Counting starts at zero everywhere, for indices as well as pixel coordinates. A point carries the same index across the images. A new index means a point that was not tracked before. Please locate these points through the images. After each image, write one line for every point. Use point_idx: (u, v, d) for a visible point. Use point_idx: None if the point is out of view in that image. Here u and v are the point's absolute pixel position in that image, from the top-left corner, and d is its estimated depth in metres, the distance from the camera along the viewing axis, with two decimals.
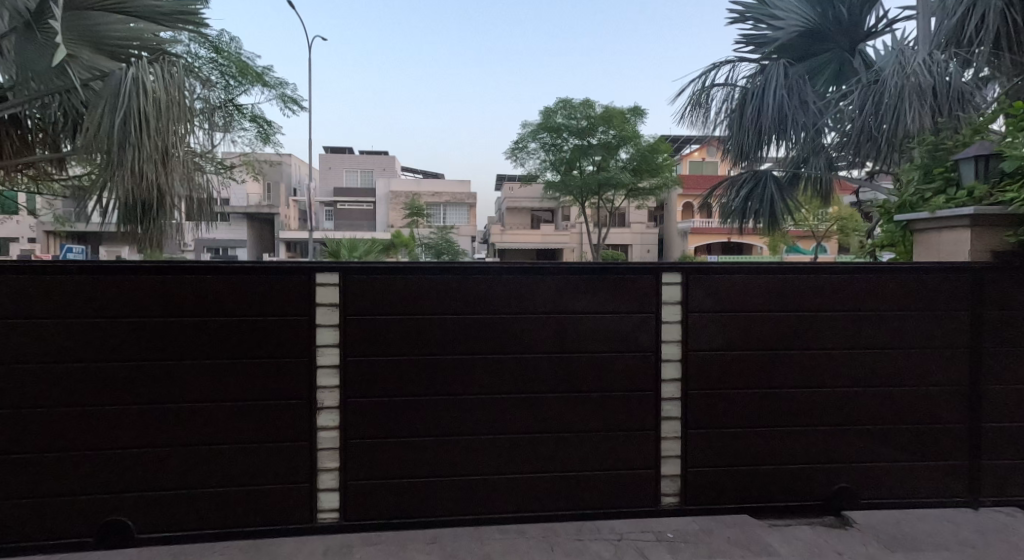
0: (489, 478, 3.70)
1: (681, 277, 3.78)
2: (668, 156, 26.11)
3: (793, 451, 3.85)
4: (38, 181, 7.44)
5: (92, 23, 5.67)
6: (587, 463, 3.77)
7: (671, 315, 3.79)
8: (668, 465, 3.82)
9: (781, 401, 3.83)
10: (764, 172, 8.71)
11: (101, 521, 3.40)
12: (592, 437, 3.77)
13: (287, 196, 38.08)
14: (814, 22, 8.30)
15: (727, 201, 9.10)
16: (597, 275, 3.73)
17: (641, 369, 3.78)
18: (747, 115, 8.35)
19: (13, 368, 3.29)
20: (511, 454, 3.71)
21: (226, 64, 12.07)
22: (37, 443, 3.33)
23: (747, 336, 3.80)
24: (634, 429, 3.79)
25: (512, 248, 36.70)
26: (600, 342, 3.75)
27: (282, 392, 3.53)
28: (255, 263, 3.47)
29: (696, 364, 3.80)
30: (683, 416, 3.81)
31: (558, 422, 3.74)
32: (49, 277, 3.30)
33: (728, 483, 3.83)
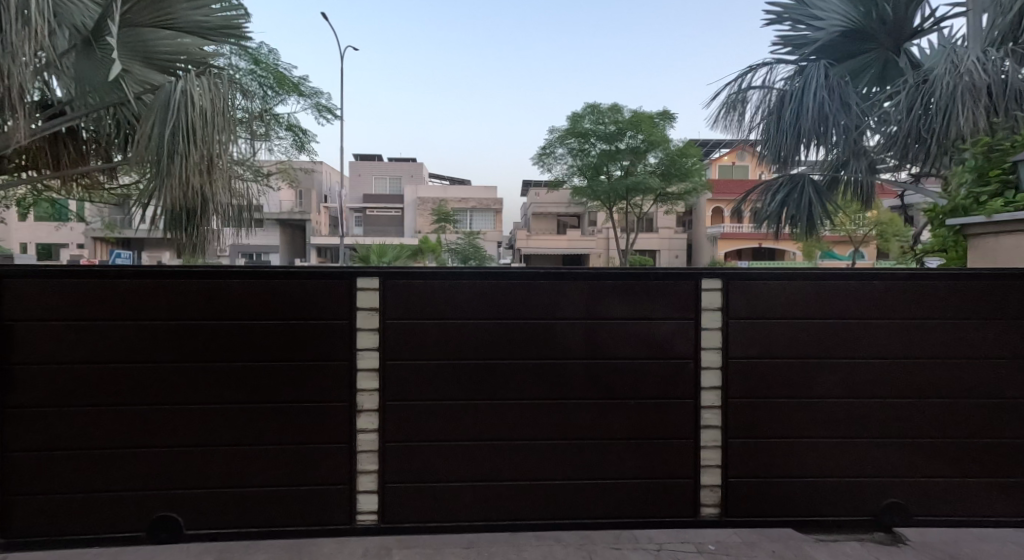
0: (524, 484, 3.68)
1: (721, 282, 3.72)
2: (699, 161, 25.83)
3: (840, 462, 3.74)
4: (88, 191, 7.71)
5: (142, 38, 5.90)
6: (626, 471, 3.72)
7: (711, 322, 3.73)
8: (708, 475, 3.75)
9: (825, 410, 3.73)
10: (801, 176, 8.50)
11: (149, 518, 3.49)
12: (630, 444, 3.72)
13: (318, 203, 38.75)
14: (857, 22, 8.03)
15: (762, 204, 8.93)
16: (635, 279, 3.70)
17: (681, 376, 3.72)
18: (785, 116, 8.16)
19: (71, 367, 3.41)
20: (546, 460, 3.69)
21: (265, 74, 12.33)
22: (91, 439, 3.44)
23: (790, 343, 3.72)
24: (674, 437, 3.73)
25: (539, 254, 36.78)
26: (638, 349, 3.71)
27: (322, 395, 3.58)
28: (298, 268, 3.55)
29: (735, 371, 3.72)
30: (724, 424, 3.73)
31: (596, 428, 3.71)
32: (106, 281, 3.43)
33: (772, 494, 3.74)
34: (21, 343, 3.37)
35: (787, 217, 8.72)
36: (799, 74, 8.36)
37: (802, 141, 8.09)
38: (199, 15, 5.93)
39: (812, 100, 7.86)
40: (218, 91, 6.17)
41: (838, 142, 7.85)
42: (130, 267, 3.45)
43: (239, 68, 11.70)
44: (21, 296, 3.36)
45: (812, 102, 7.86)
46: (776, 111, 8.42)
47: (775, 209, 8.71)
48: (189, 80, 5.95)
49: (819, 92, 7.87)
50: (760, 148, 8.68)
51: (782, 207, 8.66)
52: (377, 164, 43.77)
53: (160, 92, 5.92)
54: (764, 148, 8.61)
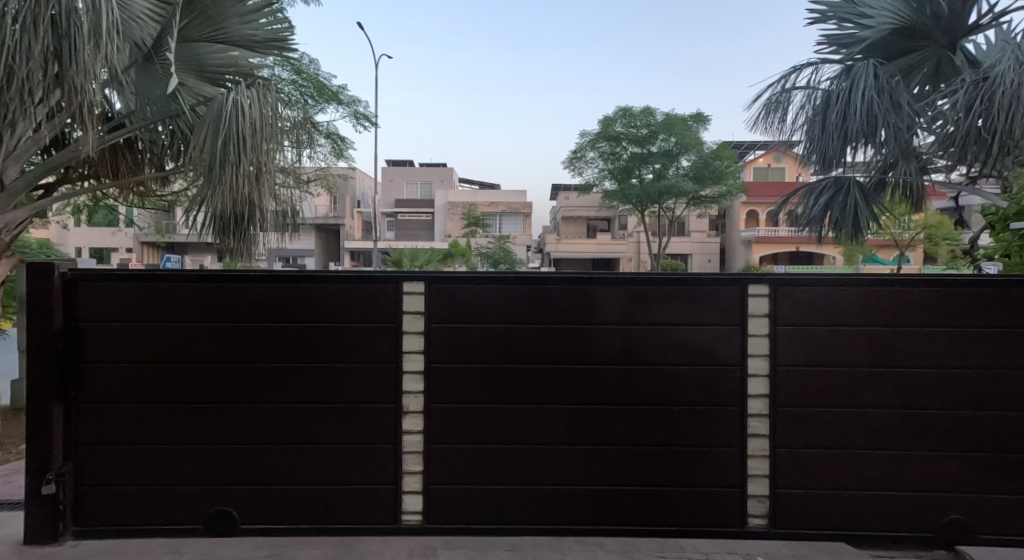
0: (569, 490, 3.67)
1: (768, 287, 3.65)
2: (734, 163, 25.45)
3: (896, 474, 3.61)
4: (139, 199, 7.98)
5: (195, 53, 6.17)
6: (672, 478, 3.67)
7: (758, 327, 3.66)
8: (756, 484, 3.67)
9: (880, 420, 3.61)
10: (847, 179, 8.25)
11: (204, 513, 3.60)
12: (676, 450, 3.67)
13: (352, 209, 39.47)
14: (908, 20, 7.75)
15: (805, 207, 8.64)
16: (680, 285, 3.66)
17: (727, 383, 3.66)
18: (831, 117, 7.87)
19: (136, 366, 3.58)
20: (591, 465, 3.67)
21: (308, 85, 12.36)
22: (152, 436, 3.59)
23: (840, 350, 3.62)
24: (722, 444, 3.66)
25: (570, 258, 36.71)
26: (684, 355, 3.66)
27: (368, 397, 3.64)
28: (345, 272, 3.63)
29: (785, 379, 3.64)
30: (772, 432, 3.65)
31: (640, 433, 3.67)
32: (167, 285, 3.58)
33: (824, 505, 3.63)
34: (90, 342, 3.56)
35: (831, 220, 8.42)
36: (846, 74, 7.94)
37: (849, 142, 7.80)
38: (250, 29, 6.23)
39: (860, 99, 7.56)
40: (267, 101, 6.36)
41: (886, 139, 7.59)
42: (187, 271, 3.59)
43: (282, 79, 11.76)
44: (92, 297, 3.56)
45: (860, 102, 7.55)
46: (821, 112, 8.10)
47: (819, 212, 8.40)
48: (240, 92, 6.12)
49: (868, 92, 7.56)
50: (802, 149, 8.42)
51: (826, 210, 8.35)
52: (410, 170, 44.38)
53: (212, 103, 6.11)
54: (808, 149, 8.28)
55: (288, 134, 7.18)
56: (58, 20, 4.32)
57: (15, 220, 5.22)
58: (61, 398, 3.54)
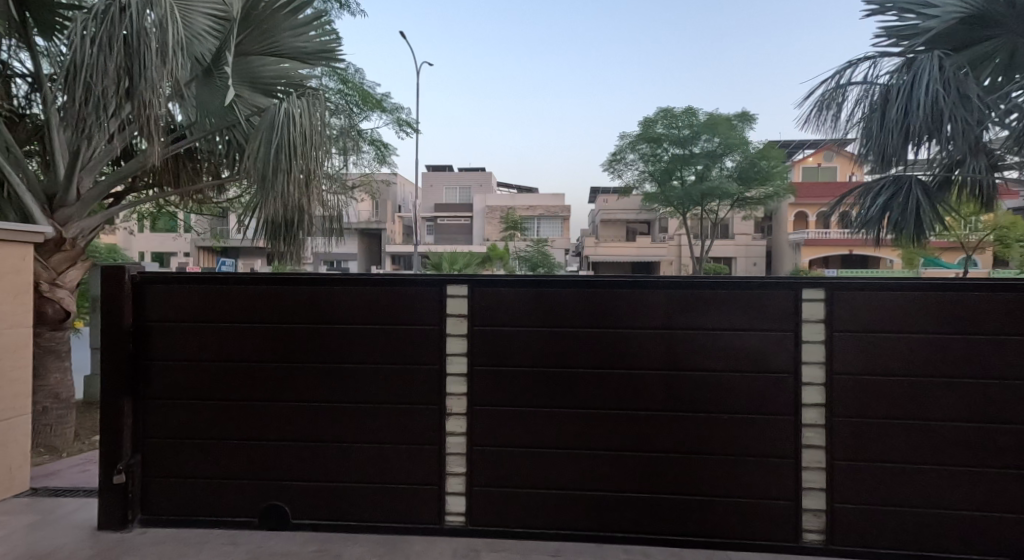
0: (613, 495, 3.70)
1: (824, 292, 3.61)
2: (780, 163, 24.90)
3: (959, 491, 3.48)
4: (198, 206, 8.34)
5: (250, 66, 6.49)
6: (718, 487, 3.65)
7: (813, 334, 3.62)
8: (810, 497, 3.60)
9: (940, 433, 3.50)
10: (908, 178, 7.72)
11: (260, 507, 3.78)
12: (722, 458, 3.65)
13: (393, 213, 40.27)
14: (980, 7, 6.77)
15: (861, 207, 8.14)
16: (727, 289, 3.65)
17: (778, 391, 3.63)
18: (891, 113, 7.18)
19: (201, 365, 3.81)
20: (635, 471, 3.69)
21: (352, 93, 12.43)
22: (215, 431, 3.81)
23: (896, 359, 3.54)
24: (772, 454, 3.63)
25: (609, 262, 36.52)
26: (729, 361, 3.65)
27: (416, 398, 3.76)
28: (393, 275, 3.77)
29: (839, 388, 3.58)
30: (828, 444, 3.59)
31: (685, 440, 3.67)
32: (227, 287, 3.80)
33: (883, 522, 3.54)
34: (157, 341, 3.81)
35: (889, 222, 7.91)
36: (907, 68, 7.29)
37: (911, 139, 7.10)
38: (300, 42, 6.52)
39: (924, 94, 6.84)
40: (316, 111, 6.59)
41: (954, 134, 6.85)
42: (245, 274, 3.80)
43: (329, 89, 11.96)
44: (159, 299, 3.81)
45: (924, 98, 6.86)
46: (880, 109, 7.40)
47: (876, 212, 7.90)
48: (291, 101, 6.38)
49: (932, 86, 6.86)
50: (859, 147, 7.74)
51: (884, 211, 7.84)
52: (450, 175, 44.98)
53: (266, 114, 6.37)
54: (865, 147, 7.64)
55: (337, 141, 7.48)
56: (129, 39, 4.62)
57: (92, 227, 5.57)
58: (131, 394, 3.78)
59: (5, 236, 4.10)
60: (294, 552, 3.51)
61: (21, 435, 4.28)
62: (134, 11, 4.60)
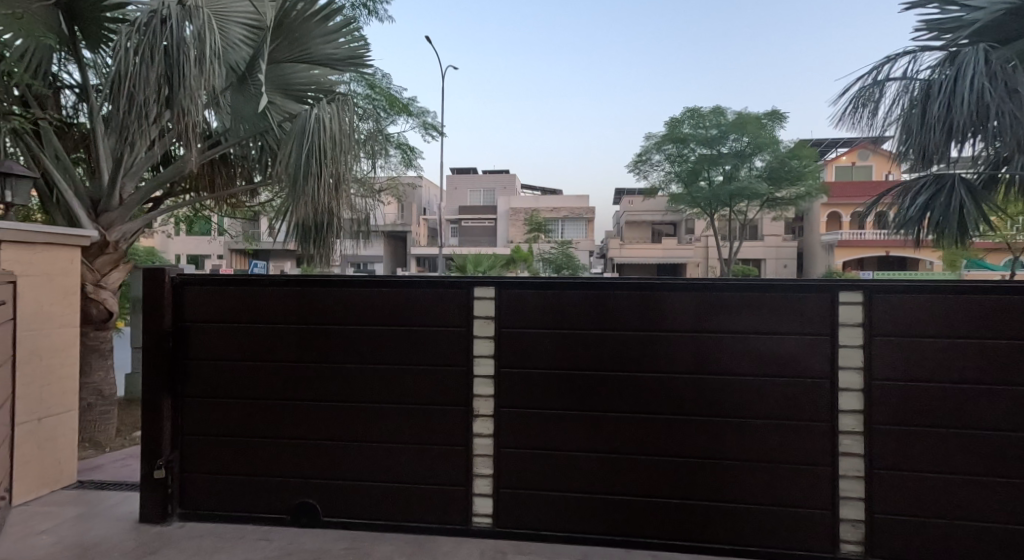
0: (641, 501, 3.65)
1: (862, 295, 3.48)
2: (812, 163, 24.46)
3: (1011, 505, 3.30)
4: (232, 209, 8.55)
5: (283, 73, 6.66)
6: (749, 495, 3.57)
7: (850, 339, 3.48)
8: (847, 507, 3.48)
9: (989, 443, 3.32)
10: (951, 177, 7.40)
11: (292, 503, 3.89)
12: (754, 466, 3.56)
13: (418, 216, 40.65)
14: None
15: (899, 207, 7.83)
16: (759, 291, 3.57)
17: (813, 397, 3.52)
18: (932, 110, 6.78)
19: (236, 364, 3.93)
20: (663, 477, 3.64)
21: (379, 98, 12.55)
22: (250, 429, 3.92)
23: (938, 365, 3.38)
24: (808, 462, 3.52)
25: (634, 264, 36.30)
26: (761, 366, 3.56)
27: (443, 399, 3.81)
28: (420, 277, 3.83)
29: (878, 394, 3.44)
30: (867, 452, 3.46)
31: (714, 447, 3.60)
32: (261, 288, 3.91)
33: (926, 535, 3.38)
34: (194, 340, 3.94)
35: (930, 222, 7.62)
36: (950, 62, 6.85)
37: (954, 137, 6.71)
38: (330, 48, 6.66)
39: (969, 88, 6.39)
40: (345, 116, 6.71)
41: (1001, 130, 6.42)
42: (277, 276, 3.90)
43: (356, 94, 12.11)
44: (196, 299, 3.95)
45: (968, 93, 6.41)
46: (920, 105, 7.01)
47: (917, 213, 7.59)
48: (321, 107, 6.51)
49: (977, 80, 6.41)
50: (897, 146, 7.34)
51: (925, 211, 7.55)
52: (474, 177, 45.21)
53: (297, 120, 6.51)
54: (904, 144, 7.21)
55: (365, 146, 7.60)
56: (170, 49, 4.77)
57: (133, 231, 5.77)
58: (169, 393, 3.91)
59: (53, 240, 4.25)
60: (327, 549, 3.59)
61: (69, 430, 4.45)
62: (174, 23, 4.76)
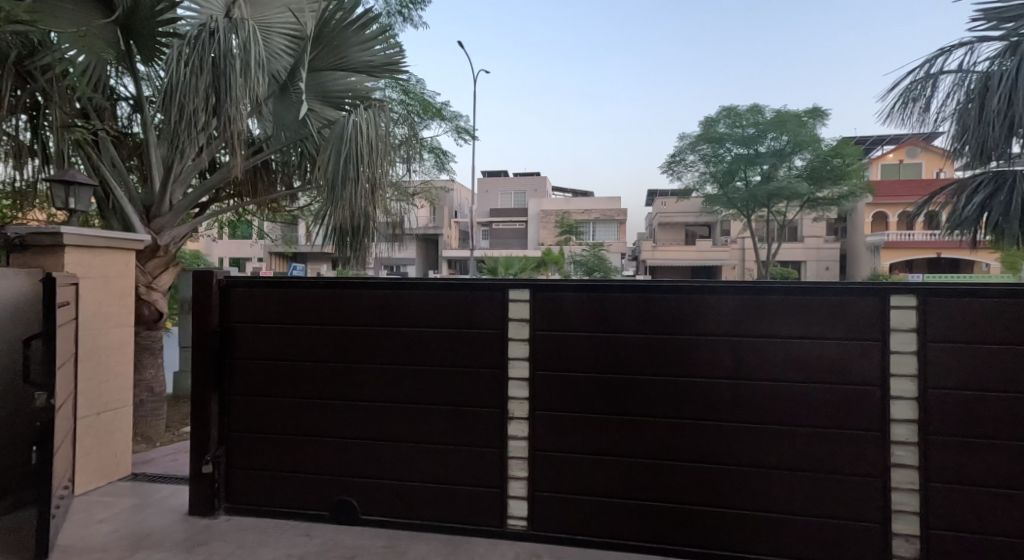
0: (679, 508, 3.59)
1: (916, 299, 3.30)
2: (856, 161, 23.74)
3: None
4: (274, 214, 8.79)
5: (322, 81, 6.85)
6: (789, 506, 3.45)
7: (903, 345, 3.32)
8: (900, 521, 3.30)
9: None
10: (1011, 175, 7.12)
11: (331, 500, 4.00)
12: (797, 476, 3.45)
13: (451, 219, 41.09)
14: None
15: (954, 207, 7.56)
16: (804, 295, 3.46)
17: (863, 406, 3.37)
18: (991, 103, 6.57)
19: (279, 364, 4.06)
20: (703, 485, 3.56)
21: (414, 102, 12.74)
22: (292, 427, 4.05)
23: (999, 373, 3.18)
24: (857, 473, 3.37)
25: (668, 267, 35.91)
26: (805, 372, 3.45)
27: (479, 401, 3.86)
28: (456, 280, 3.90)
29: (933, 403, 3.27)
30: (922, 464, 3.28)
31: (755, 455, 3.50)
32: (303, 291, 4.05)
33: (988, 553, 3.17)
34: (240, 339, 4.10)
35: (988, 222, 7.30)
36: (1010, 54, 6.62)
37: (1016, 131, 6.51)
38: (367, 56, 6.82)
39: None
40: (380, 121, 6.84)
41: None
42: (318, 279, 4.04)
43: (391, 100, 12.29)
44: (242, 301, 4.11)
45: None
46: (977, 99, 6.80)
47: (973, 213, 7.34)
48: (358, 114, 6.66)
49: None
50: (953, 142, 7.14)
51: (983, 211, 7.26)
52: (506, 180, 45.46)
53: (336, 126, 6.68)
54: (960, 141, 7.08)
55: (399, 151, 7.75)
56: (217, 60, 4.98)
57: (182, 235, 6.01)
58: (216, 391, 4.08)
59: (112, 244, 4.47)
60: (364, 547, 3.67)
61: (125, 426, 4.67)
62: (221, 36, 4.98)
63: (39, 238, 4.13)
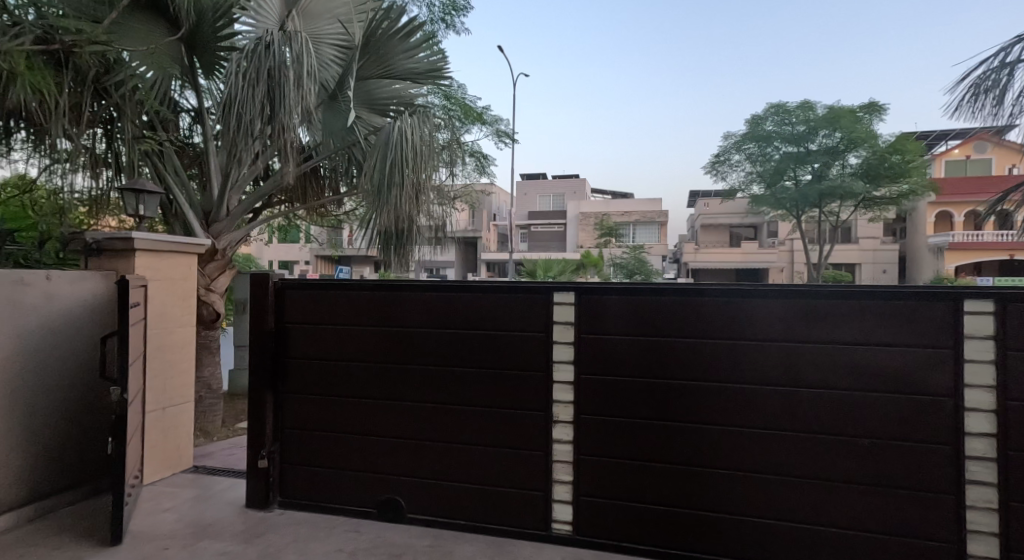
0: (729, 519, 3.52)
1: (993, 304, 3.11)
2: (917, 156, 22.70)
3: None
4: (322, 219, 9.05)
5: (368, 89, 7.04)
6: (845, 520, 3.32)
7: (978, 353, 3.13)
8: (973, 541, 3.12)
9: None
10: None
11: (379, 498, 4.11)
12: (857, 490, 3.31)
13: (490, 222, 41.39)
14: None
15: None
16: (861, 299, 3.34)
17: (933, 417, 3.21)
18: None
19: (331, 365, 4.20)
20: (755, 497, 3.48)
21: (455, 107, 12.89)
22: (344, 426, 4.18)
23: None
24: (923, 488, 3.21)
25: (712, 269, 35.33)
26: (864, 381, 3.32)
27: (523, 403, 3.92)
28: (501, 283, 3.97)
29: (1015, 417, 3.06)
30: (1002, 481, 3.07)
31: (811, 466, 3.39)
32: (354, 294, 4.19)
33: None
34: (294, 340, 4.27)
35: None
36: None
37: None
38: (411, 63, 6.96)
39: None
40: (425, 126, 6.94)
41: None
42: (367, 281, 4.16)
43: (435, 106, 12.49)
44: (296, 303, 4.27)
45: None
46: None
47: None
48: (403, 119, 6.81)
49: None
50: None
51: None
52: (546, 182, 45.56)
53: (382, 133, 6.83)
54: None
55: (443, 156, 7.88)
56: (272, 72, 5.17)
57: (237, 239, 6.27)
58: (271, 389, 4.25)
59: (176, 247, 4.71)
60: (412, 545, 3.75)
61: (188, 421, 4.91)
62: (276, 49, 5.18)
63: (113, 243, 4.40)
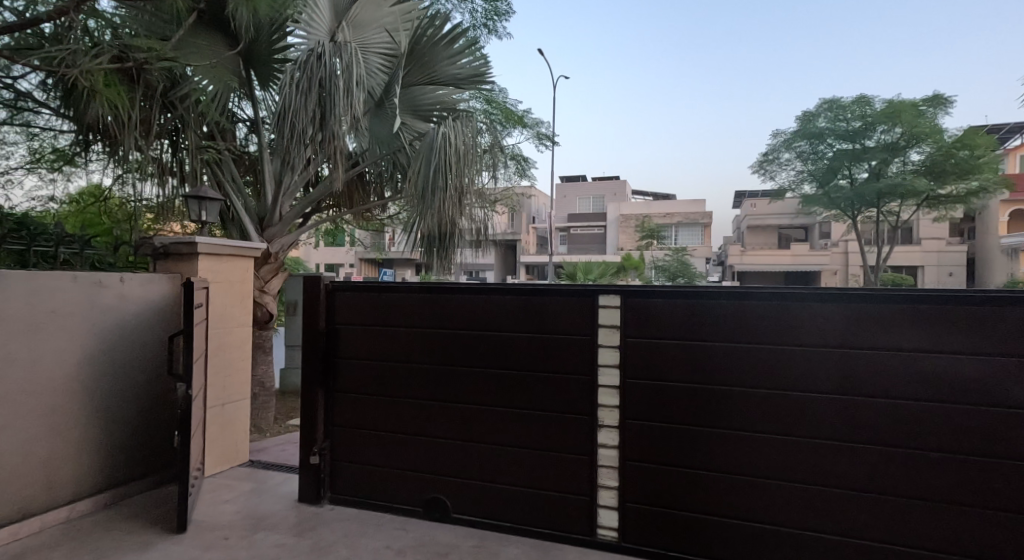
0: (778, 530, 3.46)
1: None
2: (987, 152, 21.47)
3: None
4: (367, 222, 9.25)
5: (413, 95, 7.18)
6: (900, 534, 3.24)
7: None
8: None
9: None
10: None
11: (426, 498, 4.20)
12: (915, 504, 3.22)
13: (530, 225, 41.46)
14: None
15: None
16: (917, 305, 3.26)
17: (1001, 431, 3.08)
18: None
19: (379, 365, 4.33)
20: (805, 507, 3.42)
21: (495, 111, 13.00)
22: (393, 426, 4.29)
23: None
24: (986, 506, 3.10)
25: (760, 272, 34.52)
26: (923, 390, 3.23)
27: (569, 406, 3.94)
28: (545, 286, 4.01)
29: None
30: None
31: (864, 477, 3.31)
32: (401, 296, 4.30)
33: None
34: (344, 340, 4.41)
35: None
36: None
37: None
38: (454, 69, 7.10)
39: None
40: (468, 131, 7.05)
41: None
42: (415, 284, 4.26)
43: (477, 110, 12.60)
44: (346, 305, 4.42)
45: None
46: None
47: None
48: (447, 125, 6.92)
49: None
50: None
51: None
52: (586, 185, 45.36)
53: (426, 137, 6.95)
54: None
55: (485, 160, 7.95)
56: (324, 82, 5.36)
57: (289, 243, 6.51)
58: (323, 388, 4.40)
59: (235, 252, 4.92)
60: (459, 546, 3.83)
61: (244, 418, 5.12)
62: (327, 60, 5.37)
63: (179, 247, 4.64)
